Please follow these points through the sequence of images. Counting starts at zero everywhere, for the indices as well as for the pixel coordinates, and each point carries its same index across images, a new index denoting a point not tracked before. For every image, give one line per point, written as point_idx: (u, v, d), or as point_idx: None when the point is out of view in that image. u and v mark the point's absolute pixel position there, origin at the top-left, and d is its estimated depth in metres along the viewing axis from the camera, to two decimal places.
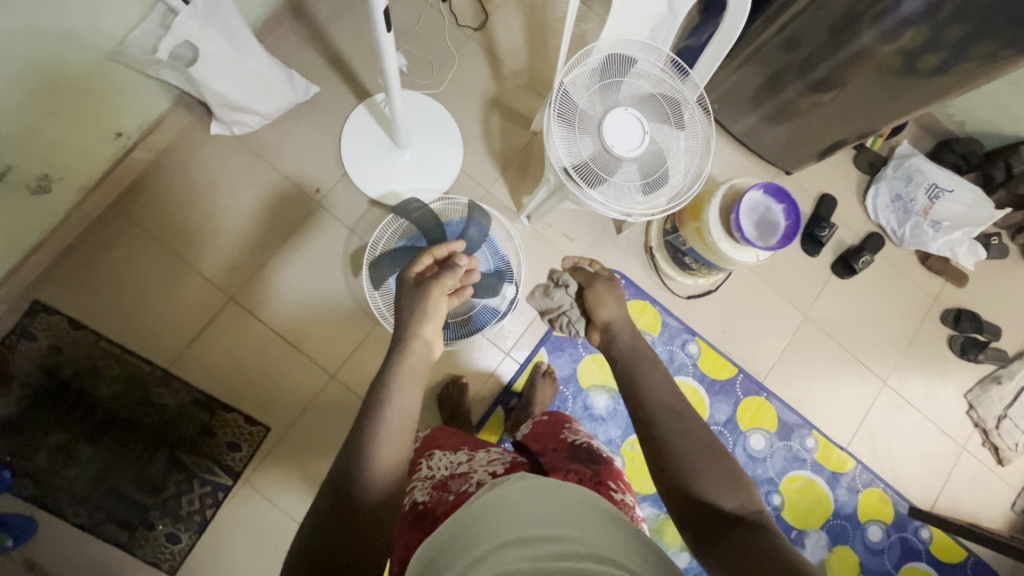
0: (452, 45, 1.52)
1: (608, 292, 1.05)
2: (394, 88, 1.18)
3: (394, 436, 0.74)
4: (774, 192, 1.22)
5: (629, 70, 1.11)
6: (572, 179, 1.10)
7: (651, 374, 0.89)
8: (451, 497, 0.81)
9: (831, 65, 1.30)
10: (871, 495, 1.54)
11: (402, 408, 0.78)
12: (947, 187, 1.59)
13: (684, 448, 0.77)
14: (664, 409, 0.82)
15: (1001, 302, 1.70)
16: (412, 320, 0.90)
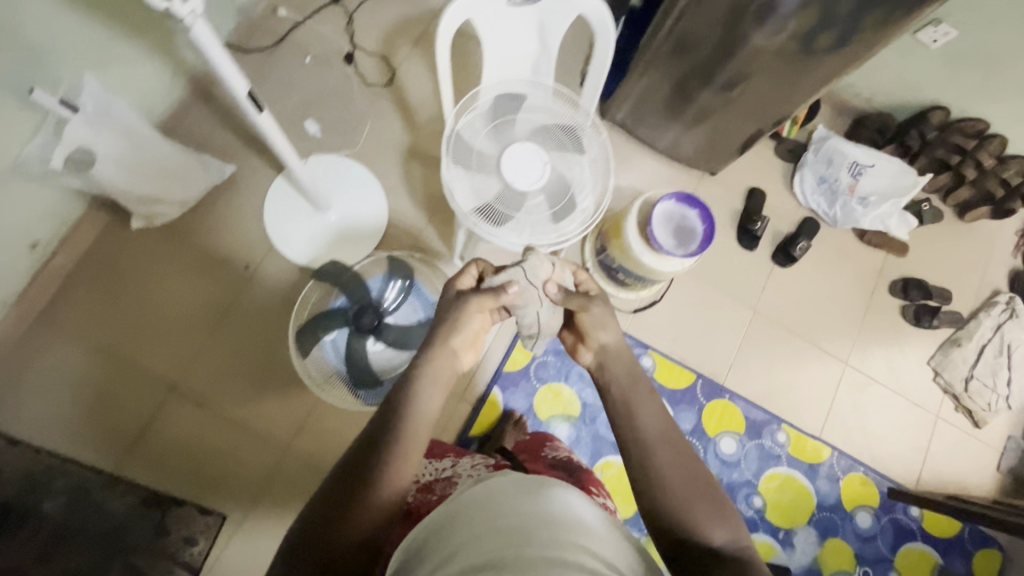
0: (362, 105, 1.54)
1: (607, 316, 0.96)
2: (286, 156, 1.23)
3: (402, 457, 0.74)
4: (685, 200, 1.24)
5: (519, 107, 1.13)
6: (480, 221, 1.11)
7: (645, 402, 0.88)
8: (432, 497, 0.90)
9: (730, 65, 1.29)
10: (853, 481, 1.52)
11: (414, 425, 0.78)
12: (867, 163, 1.64)
13: (676, 485, 0.80)
14: (656, 442, 0.84)
15: (946, 266, 1.71)
16: (445, 329, 0.89)
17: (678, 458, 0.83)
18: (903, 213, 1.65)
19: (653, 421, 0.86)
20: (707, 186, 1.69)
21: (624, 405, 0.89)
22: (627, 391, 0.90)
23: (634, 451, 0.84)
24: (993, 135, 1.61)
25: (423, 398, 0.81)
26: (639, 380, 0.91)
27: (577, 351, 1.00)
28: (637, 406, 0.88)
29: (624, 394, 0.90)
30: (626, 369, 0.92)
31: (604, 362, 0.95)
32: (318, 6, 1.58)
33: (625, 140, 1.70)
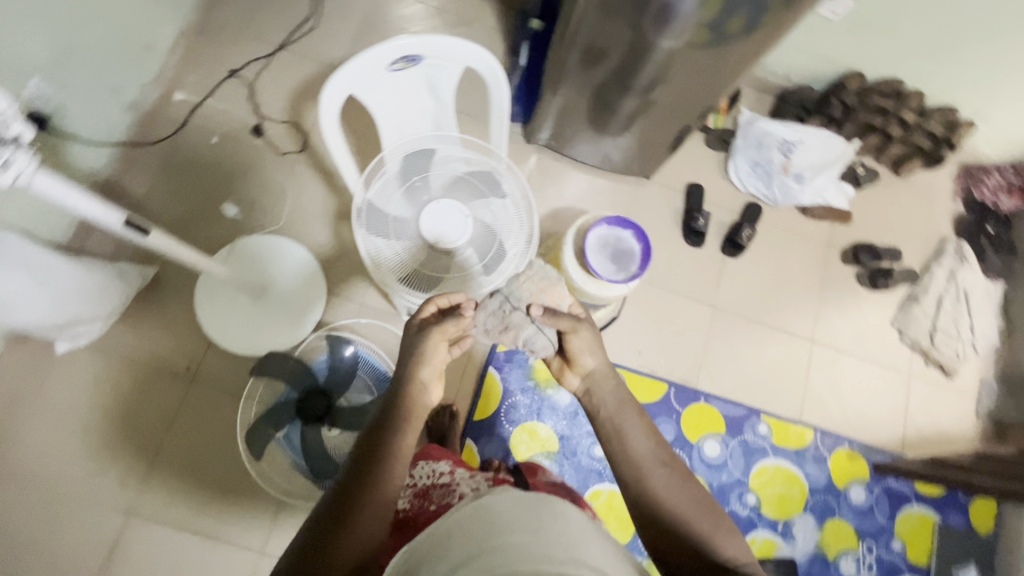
0: (279, 177, 1.49)
1: (594, 341, 0.90)
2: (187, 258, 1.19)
3: (372, 508, 0.72)
4: (617, 221, 1.23)
5: (429, 163, 1.09)
6: (411, 288, 1.09)
7: (637, 426, 0.85)
8: (433, 507, 0.83)
9: (643, 72, 1.20)
10: (841, 457, 1.52)
11: (384, 474, 0.75)
12: (796, 140, 1.65)
13: (675, 502, 0.78)
14: (649, 465, 0.81)
15: (891, 224, 1.73)
16: (408, 362, 0.85)
17: (673, 479, 0.81)
18: (838, 183, 1.66)
19: (647, 444, 0.83)
20: (646, 190, 1.67)
21: (615, 431, 0.85)
22: (617, 416, 0.86)
23: (627, 471, 0.82)
24: (911, 91, 1.63)
25: (393, 442, 0.78)
26: (629, 407, 0.86)
27: (563, 375, 0.93)
28: (629, 429, 0.84)
29: (615, 412, 0.86)
30: (616, 395, 0.88)
31: (590, 387, 0.90)
32: (215, 83, 1.52)
33: (555, 159, 1.67)
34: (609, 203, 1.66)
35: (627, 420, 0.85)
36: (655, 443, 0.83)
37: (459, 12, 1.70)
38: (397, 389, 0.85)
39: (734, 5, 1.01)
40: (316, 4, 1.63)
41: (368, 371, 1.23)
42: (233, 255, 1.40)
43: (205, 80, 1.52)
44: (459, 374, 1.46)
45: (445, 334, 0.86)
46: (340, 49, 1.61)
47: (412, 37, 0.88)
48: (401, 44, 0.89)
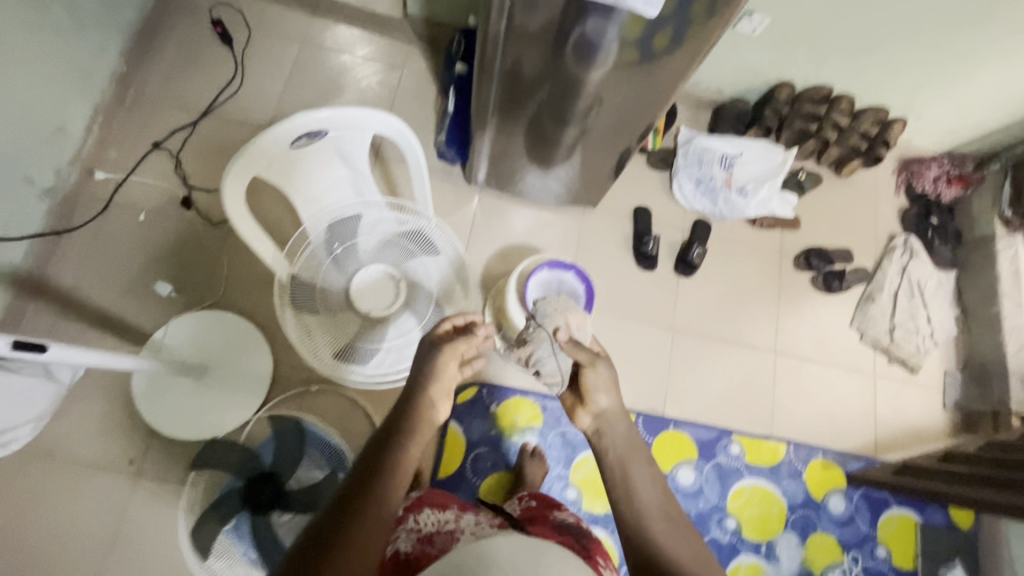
0: (214, 247, 1.44)
1: (610, 379, 0.90)
2: (127, 366, 1.11)
3: (367, 528, 0.64)
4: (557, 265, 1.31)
5: (354, 229, 1.05)
6: (351, 362, 1.05)
7: (645, 475, 0.79)
8: (434, 552, 0.79)
9: (568, 105, 1.18)
10: (816, 468, 1.50)
11: (381, 492, 0.68)
12: (735, 153, 1.67)
13: (679, 558, 0.71)
14: (656, 521, 0.75)
15: (839, 226, 1.74)
16: (416, 379, 0.83)
17: (683, 539, 0.74)
18: (782, 193, 1.67)
19: (654, 495, 0.78)
20: (593, 218, 1.66)
21: (621, 475, 0.80)
22: (626, 461, 0.81)
23: (629, 521, 0.75)
24: (840, 96, 1.65)
25: (396, 458, 0.72)
26: (639, 455, 0.81)
27: (576, 412, 0.92)
28: (636, 477, 0.79)
29: (624, 457, 0.81)
30: (627, 438, 0.83)
31: (600, 429, 0.86)
32: (139, 157, 1.48)
33: (498, 196, 1.64)
34: (557, 235, 1.64)
35: (635, 470, 0.79)
36: (663, 494, 0.77)
37: (387, 59, 1.68)
38: (401, 405, 0.80)
39: (656, 23, 0.95)
40: (239, 65, 1.60)
41: (317, 446, 1.17)
42: (169, 337, 1.34)
43: (128, 155, 1.48)
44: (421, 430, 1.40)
45: (458, 351, 0.86)
46: (266, 109, 1.57)
47: (315, 112, 0.86)
48: (303, 119, 0.86)
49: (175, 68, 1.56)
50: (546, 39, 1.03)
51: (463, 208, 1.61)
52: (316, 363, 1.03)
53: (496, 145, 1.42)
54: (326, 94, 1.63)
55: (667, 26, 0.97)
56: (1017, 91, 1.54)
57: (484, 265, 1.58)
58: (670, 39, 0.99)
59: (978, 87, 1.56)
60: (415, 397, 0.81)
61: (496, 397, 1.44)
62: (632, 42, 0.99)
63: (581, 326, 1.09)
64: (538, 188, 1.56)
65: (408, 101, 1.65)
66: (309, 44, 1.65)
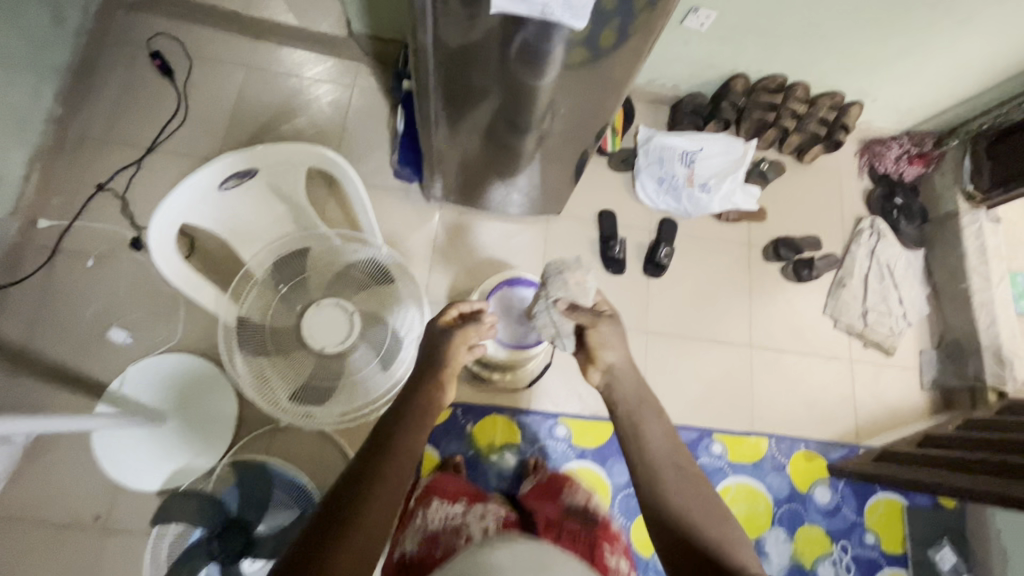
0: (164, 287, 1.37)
1: (616, 334, 0.98)
2: (82, 429, 1.02)
3: (386, 485, 0.73)
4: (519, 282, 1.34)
5: (302, 264, 1.04)
6: (304, 401, 1.01)
7: (652, 428, 0.87)
8: (438, 551, 0.85)
9: (518, 112, 1.14)
10: (799, 460, 1.49)
11: (397, 459, 0.77)
12: (695, 149, 1.64)
13: (685, 503, 0.78)
14: (661, 463, 0.83)
15: (804, 212, 1.73)
16: (431, 365, 0.95)
17: (683, 482, 0.81)
18: (744, 185, 1.64)
19: (660, 444, 0.85)
20: (558, 226, 1.63)
21: (629, 425, 0.89)
22: (635, 411, 0.90)
23: (641, 470, 0.83)
24: (795, 81, 1.65)
25: (410, 431, 0.82)
26: (646, 402, 0.91)
27: (588, 370, 1.02)
28: (644, 430, 0.87)
29: (633, 407, 0.91)
30: (634, 391, 0.93)
31: (610, 381, 0.97)
32: (84, 200, 1.43)
33: (459, 211, 1.61)
34: (523, 245, 1.61)
35: (636, 422, 0.88)
36: (662, 432, 0.87)
37: (336, 80, 1.64)
38: (415, 390, 0.90)
39: (599, 21, 0.91)
40: (182, 97, 1.55)
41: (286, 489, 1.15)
42: (129, 382, 1.30)
43: (71, 200, 1.43)
44: None
45: (467, 338, 0.99)
46: (214, 140, 1.54)
47: (241, 150, 0.84)
48: (228, 158, 0.83)
49: (116, 104, 1.52)
50: (486, 46, 0.99)
51: (425, 226, 1.58)
52: (264, 407, 0.98)
53: (450, 163, 1.40)
54: (275, 119, 1.58)
55: (605, 29, 0.94)
56: (971, 67, 1.54)
57: (451, 283, 1.55)
58: (617, 33, 0.95)
59: (932, 66, 1.56)
60: (429, 381, 0.93)
61: (472, 417, 1.41)
62: (573, 48, 0.96)
63: (581, 283, 1.05)
64: (498, 201, 1.54)
65: (362, 121, 1.62)
66: (254, 70, 1.61)
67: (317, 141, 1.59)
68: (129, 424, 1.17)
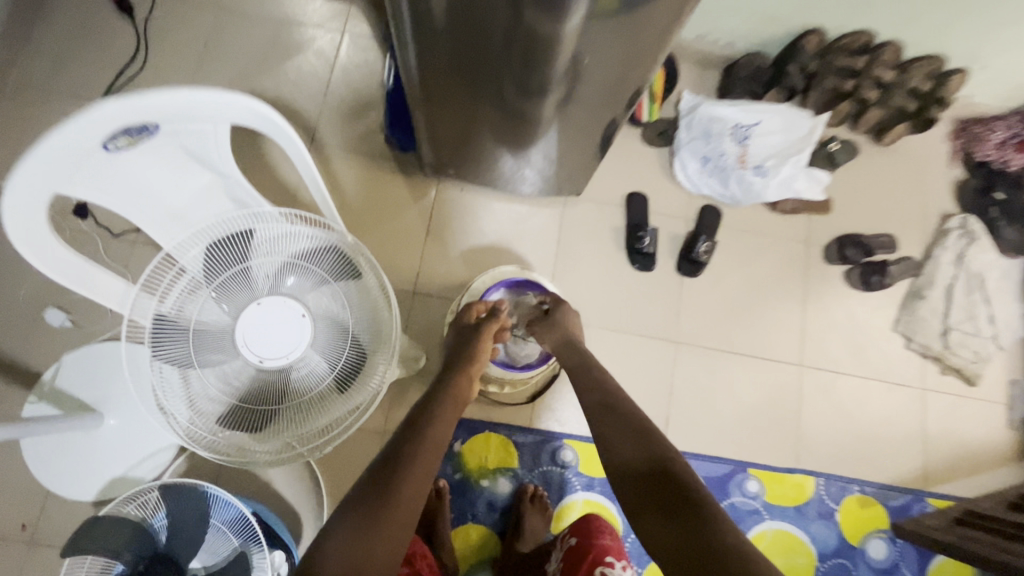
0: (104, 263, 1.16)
1: (540, 320, 1.06)
2: None
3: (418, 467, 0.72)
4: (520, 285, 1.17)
5: (244, 250, 0.82)
6: (237, 427, 0.79)
7: (590, 384, 0.90)
8: None
9: (522, 72, 0.86)
10: (851, 505, 1.24)
11: (428, 444, 0.76)
12: (751, 122, 1.34)
13: (634, 436, 0.78)
14: (601, 407, 0.84)
15: (878, 205, 1.43)
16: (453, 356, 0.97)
17: (633, 422, 0.80)
18: (808, 170, 1.34)
19: (599, 393, 0.87)
20: (577, 208, 1.37)
21: (572, 385, 0.93)
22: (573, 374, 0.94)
23: (598, 413, 0.84)
24: (884, 41, 1.31)
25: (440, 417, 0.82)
26: (587, 364, 0.95)
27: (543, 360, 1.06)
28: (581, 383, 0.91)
29: (593, 373, 0.91)
30: (570, 357, 0.98)
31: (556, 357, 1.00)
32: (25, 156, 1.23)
33: (460, 186, 1.36)
34: (535, 230, 1.35)
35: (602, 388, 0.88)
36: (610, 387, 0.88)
37: (322, 23, 1.38)
38: (443, 382, 0.90)
39: None
40: (143, 38, 1.32)
41: (225, 518, 0.95)
42: (64, 372, 1.11)
43: (10, 156, 1.23)
44: None
45: (491, 331, 1.00)
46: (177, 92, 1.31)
47: (139, 95, 0.59)
48: (119, 106, 0.59)
49: (66, 43, 1.30)
50: None
51: (418, 203, 1.33)
52: (180, 439, 0.75)
53: (445, 132, 1.14)
54: (248, 69, 1.34)
55: None
56: None
57: (445, 272, 1.30)
58: None
59: None
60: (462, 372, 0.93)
61: (462, 433, 1.20)
62: None
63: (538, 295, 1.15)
64: (505, 177, 1.27)
65: (350, 74, 1.37)
66: (227, 8, 1.37)
67: (296, 97, 1.35)
68: (60, 428, 0.99)
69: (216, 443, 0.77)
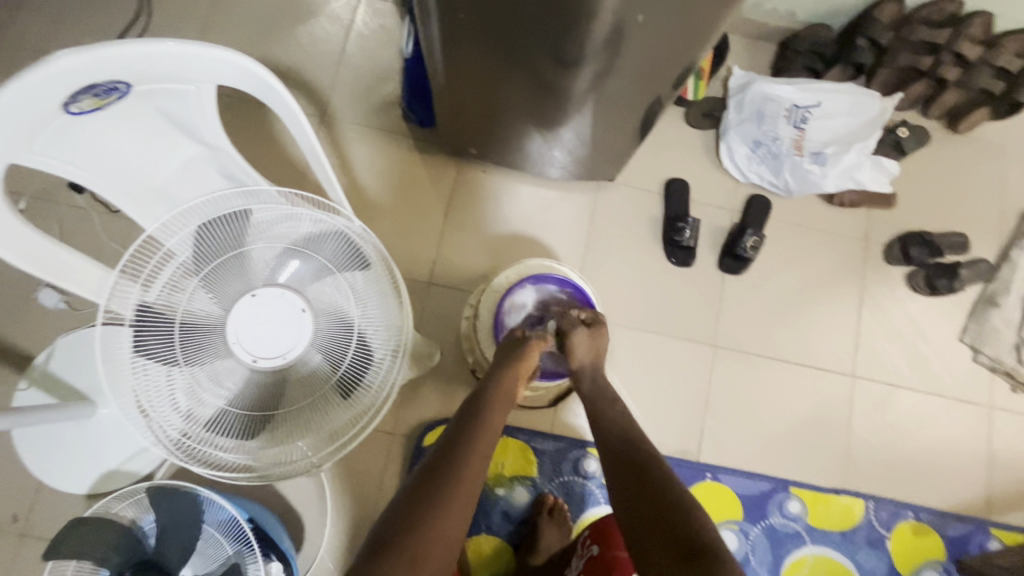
0: (99, 241, 1.08)
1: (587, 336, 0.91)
2: None
3: (464, 480, 0.66)
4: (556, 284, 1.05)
5: (238, 234, 0.72)
6: (231, 434, 0.70)
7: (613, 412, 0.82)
8: None
9: (558, 35, 0.73)
10: (904, 533, 1.12)
11: (467, 465, 0.68)
12: (810, 104, 1.20)
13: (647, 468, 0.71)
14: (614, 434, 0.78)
15: (948, 200, 1.27)
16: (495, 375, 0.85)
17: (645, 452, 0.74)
18: (875, 158, 1.19)
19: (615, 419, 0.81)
20: (609, 195, 1.25)
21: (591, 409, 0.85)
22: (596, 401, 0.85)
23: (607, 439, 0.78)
24: (972, 12, 1.16)
25: (489, 416, 0.76)
26: (609, 390, 0.86)
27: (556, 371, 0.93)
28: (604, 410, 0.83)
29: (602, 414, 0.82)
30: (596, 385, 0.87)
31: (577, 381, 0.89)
32: None
33: (483, 167, 1.24)
34: (563, 217, 1.24)
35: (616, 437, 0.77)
36: (627, 425, 0.80)
37: None
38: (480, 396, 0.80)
39: None
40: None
41: (217, 523, 0.87)
42: (58, 357, 1.04)
43: None
44: (377, 478, 1.08)
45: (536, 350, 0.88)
46: None
47: (103, 45, 0.50)
48: (78, 61, 0.50)
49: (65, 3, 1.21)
50: None
51: (436, 185, 1.22)
52: (163, 450, 0.67)
53: (468, 108, 1.02)
54: (256, 35, 1.24)
55: None
56: None
57: (464, 261, 1.19)
58: None
59: None
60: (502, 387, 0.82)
61: None
62: None
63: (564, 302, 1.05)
64: (532, 159, 1.15)
65: (366, 42, 1.26)
66: None
67: (307, 65, 1.24)
68: (53, 418, 0.92)
69: (206, 454, 0.69)
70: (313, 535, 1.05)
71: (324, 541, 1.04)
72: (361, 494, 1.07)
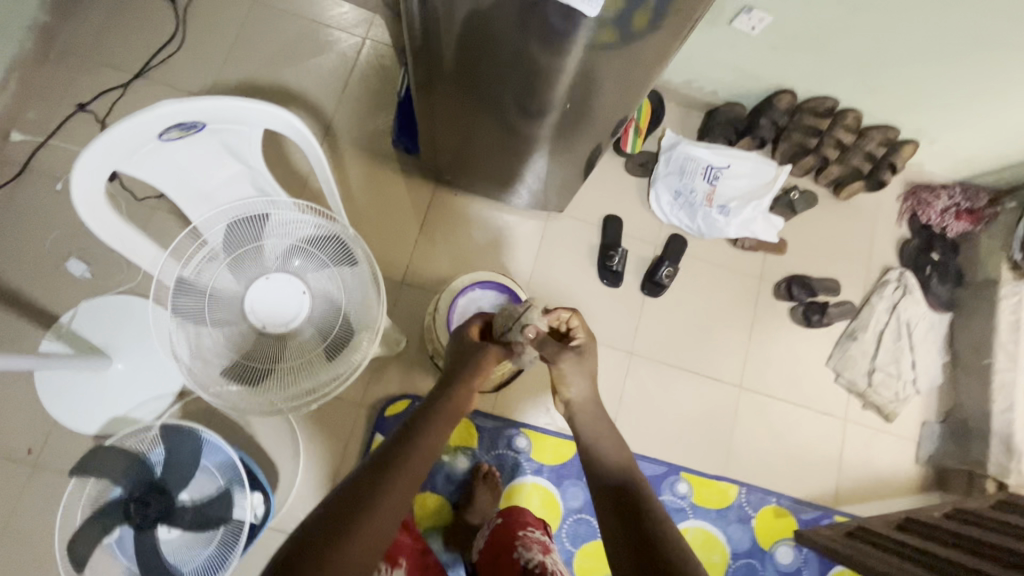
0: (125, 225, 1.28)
1: (579, 369, 1.06)
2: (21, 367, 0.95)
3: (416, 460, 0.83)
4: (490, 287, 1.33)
5: (259, 229, 0.95)
6: (239, 380, 0.93)
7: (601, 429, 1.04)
8: None
9: (516, 98, 0.99)
10: (766, 515, 1.40)
11: (417, 453, 0.83)
12: (721, 166, 1.50)
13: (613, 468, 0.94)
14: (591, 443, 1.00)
15: (827, 252, 1.59)
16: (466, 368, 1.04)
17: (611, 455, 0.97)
18: (767, 214, 1.51)
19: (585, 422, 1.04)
20: (558, 223, 1.51)
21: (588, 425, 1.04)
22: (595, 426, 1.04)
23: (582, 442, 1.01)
24: (847, 109, 1.50)
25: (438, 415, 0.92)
26: (602, 419, 1.04)
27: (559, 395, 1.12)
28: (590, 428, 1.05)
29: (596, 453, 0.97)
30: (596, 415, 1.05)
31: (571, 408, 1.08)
32: (63, 119, 1.37)
33: (456, 190, 1.49)
34: (517, 238, 1.49)
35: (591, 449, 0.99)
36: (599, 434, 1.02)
37: (346, 29, 1.52)
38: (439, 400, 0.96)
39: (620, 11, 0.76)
40: (181, 24, 1.47)
41: (212, 459, 1.07)
42: (80, 316, 1.23)
43: (49, 116, 1.37)
44: (343, 440, 1.29)
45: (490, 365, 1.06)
46: (203, 78, 1.45)
47: (187, 101, 0.74)
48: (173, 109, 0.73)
49: (108, 22, 1.44)
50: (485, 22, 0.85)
51: (416, 202, 1.47)
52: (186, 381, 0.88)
53: (448, 142, 1.27)
54: (274, 62, 1.48)
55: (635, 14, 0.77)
56: None
57: (432, 268, 1.44)
58: (650, 19, 0.78)
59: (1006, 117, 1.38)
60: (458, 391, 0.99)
61: None
62: (596, 30, 0.79)
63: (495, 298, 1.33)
64: (495, 187, 1.41)
65: (367, 76, 1.50)
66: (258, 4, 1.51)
67: (316, 91, 1.48)
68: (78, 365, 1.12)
69: (217, 390, 0.91)
70: (286, 484, 1.26)
71: (294, 491, 1.25)
72: (328, 452, 1.28)
